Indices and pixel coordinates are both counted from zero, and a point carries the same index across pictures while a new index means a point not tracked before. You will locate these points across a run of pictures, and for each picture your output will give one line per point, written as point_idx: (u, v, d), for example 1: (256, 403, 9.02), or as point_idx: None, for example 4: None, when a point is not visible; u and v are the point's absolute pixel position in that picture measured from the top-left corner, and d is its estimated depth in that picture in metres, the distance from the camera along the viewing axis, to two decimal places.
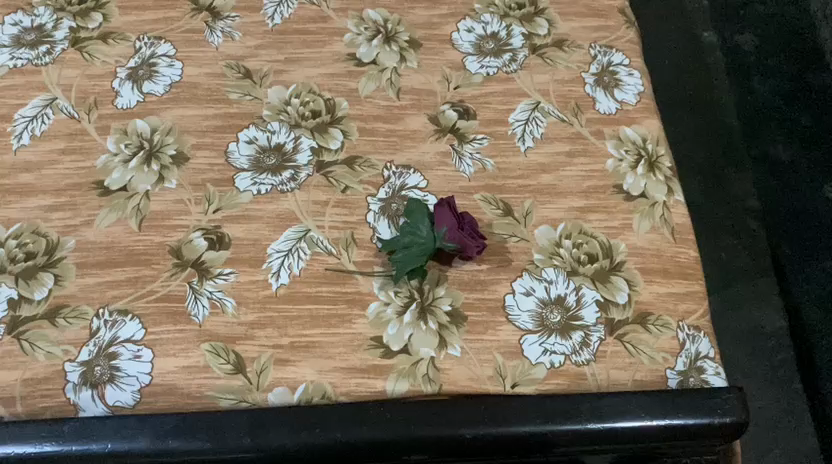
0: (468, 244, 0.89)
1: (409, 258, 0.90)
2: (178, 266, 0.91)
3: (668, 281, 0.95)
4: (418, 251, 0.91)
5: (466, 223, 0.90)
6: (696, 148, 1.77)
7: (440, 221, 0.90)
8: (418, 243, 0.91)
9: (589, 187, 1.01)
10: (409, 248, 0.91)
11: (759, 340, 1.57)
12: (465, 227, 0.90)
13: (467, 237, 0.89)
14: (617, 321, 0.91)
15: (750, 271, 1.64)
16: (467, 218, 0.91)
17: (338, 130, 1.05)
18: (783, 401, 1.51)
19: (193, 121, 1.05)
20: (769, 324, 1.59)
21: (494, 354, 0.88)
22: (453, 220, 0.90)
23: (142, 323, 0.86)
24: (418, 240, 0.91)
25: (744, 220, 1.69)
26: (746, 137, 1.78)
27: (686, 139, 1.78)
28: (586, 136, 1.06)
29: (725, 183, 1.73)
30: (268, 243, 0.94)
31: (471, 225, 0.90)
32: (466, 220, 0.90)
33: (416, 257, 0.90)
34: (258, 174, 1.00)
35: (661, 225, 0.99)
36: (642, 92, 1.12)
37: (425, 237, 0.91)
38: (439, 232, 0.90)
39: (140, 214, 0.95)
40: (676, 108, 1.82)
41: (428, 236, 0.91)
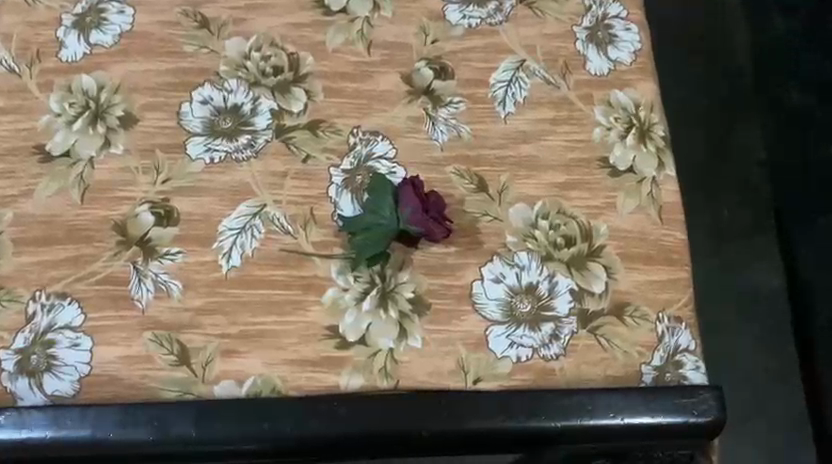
0: (433, 228, 0.83)
1: (370, 243, 0.84)
2: (122, 244, 0.85)
3: (650, 268, 0.88)
4: (380, 234, 0.84)
5: (432, 204, 0.84)
6: (696, 99, 1.65)
7: (403, 200, 0.84)
8: (380, 225, 0.84)
9: (572, 161, 0.93)
10: (369, 231, 0.84)
11: (753, 303, 1.51)
12: (431, 208, 0.83)
13: (432, 220, 0.83)
14: (592, 312, 0.85)
15: (747, 229, 1.56)
16: (433, 198, 0.84)
17: (301, 89, 0.97)
18: (770, 368, 1.47)
19: (143, 78, 0.96)
20: (764, 284, 1.53)
21: (456, 345, 0.82)
22: (418, 199, 0.83)
23: (81, 308, 0.80)
24: (380, 221, 0.84)
25: (742, 178, 1.60)
26: (758, 82, 1.66)
27: (685, 87, 1.66)
28: (573, 102, 0.97)
29: (725, 138, 1.62)
30: (220, 219, 0.87)
31: (437, 206, 0.84)
32: (433, 201, 0.84)
33: (378, 240, 0.84)
34: (212, 140, 0.92)
35: (648, 204, 0.92)
36: (640, 49, 1.02)
37: (388, 219, 0.84)
38: (402, 212, 0.84)
39: (83, 184, 0.88)
40: (677, 53, 1.69)
41: (391, 218, 0.84)
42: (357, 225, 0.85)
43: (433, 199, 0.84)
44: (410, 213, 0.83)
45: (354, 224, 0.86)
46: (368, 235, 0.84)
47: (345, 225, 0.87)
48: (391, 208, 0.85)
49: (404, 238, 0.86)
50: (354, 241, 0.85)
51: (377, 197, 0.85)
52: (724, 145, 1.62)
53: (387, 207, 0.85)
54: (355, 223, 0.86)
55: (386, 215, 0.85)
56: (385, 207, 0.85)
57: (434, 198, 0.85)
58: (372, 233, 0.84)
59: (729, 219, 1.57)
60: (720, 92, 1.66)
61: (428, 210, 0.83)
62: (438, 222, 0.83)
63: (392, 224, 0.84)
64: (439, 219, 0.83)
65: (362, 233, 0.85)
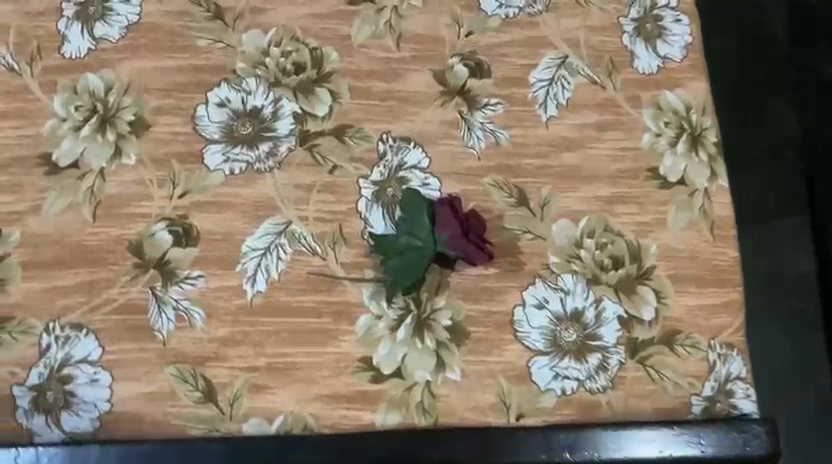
0: (473, 253, 0.77)
1: (405, 269, 0.78)
2: (139, 267, 0.79)
3: (702, 291, 0.83)
4: (416, 259, 0.78)
5: (471, 226, 0.78)
6: (725, 58, 1.23)
7: (442, 223, 0.78)
8: (416, 249, 0.78)
9: (618, 171, 0.86)
10: (404, 256, 0.78)
11: (778, 289, 1.16)
12: (470, 231, 0.78)
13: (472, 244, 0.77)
14: (641, 341, 0.80)
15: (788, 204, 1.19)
16: (473, 220, 0.79)
17: (325, 90, 0.89)
18: (792, 370, 1.14)
19: (154, 77, 0.88)
20: (790, 269, 1.17)
21: (498, 378, 0.78)
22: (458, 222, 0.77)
23: (99, 340, 0.76)
24: (415, 244, 0.78)
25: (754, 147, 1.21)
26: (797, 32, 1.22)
27: (715, 43, 1.23)
28: (620, 104, 0.89)
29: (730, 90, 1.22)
30: (242, 239, 0.81)
31: (477, 228, 0.78)
32: (472, 223, 0.78)
33: (414, 266, 0.78)
34: (230, 147, 0.85)
35: (700, 220, 0.86)
36: (693, 43, 0.93)
37: (424, 242, 0.78)
38: (440, 236, 0.77)
39: (94, 199, 0.82)
40: None
41: (426, 241, 0.78)
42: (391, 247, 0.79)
43: (472, 221, 0.78)
44: (449, 236, 0.77)
45: (386, 245, 0.79)
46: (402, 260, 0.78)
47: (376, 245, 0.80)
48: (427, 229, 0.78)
49: (440, 259, 0.80)
50: (388, 264, 0.79)
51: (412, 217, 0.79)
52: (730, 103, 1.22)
53: (422, 229, 0.78)
54: (388, 244, 0.79)
55: (422, 238, 0.78)
56: (421, 229, 0.78)
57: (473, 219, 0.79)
58: (407, 258, 0.78)
59: (744, 202, 1.19)
60: (748, 49, 1.23)
61: (467, 233, 0.77)
62: (478, 246, 0.77)
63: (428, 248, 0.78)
64: (480, 243, 0.77)
65: (396, 257, 0.78)
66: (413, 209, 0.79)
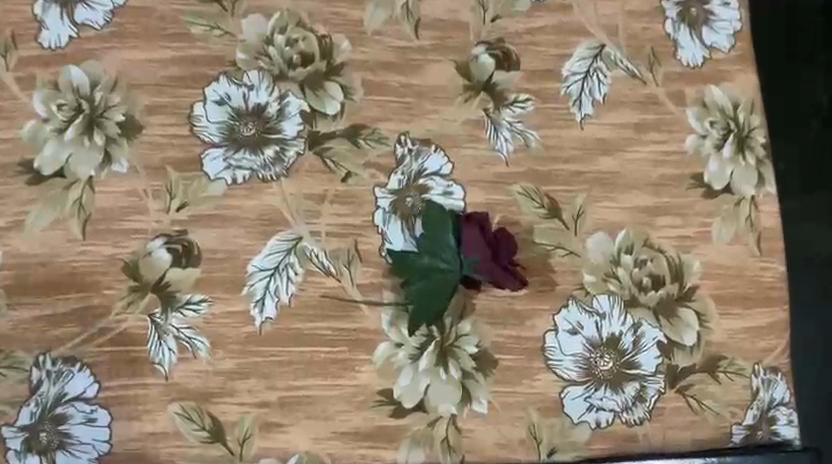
0: (503, 278, 0.70)
1: (430, 295, 0.71)
2: (136, 292, 0.72)
3: (747, 313, 0.77)
4: (441, 284, 0.71)
5: (501, 248, 0.71)
6: None
7: (469, 244, 0.70)
8: (442, 272, 0.71)
9: (659, 179, 0.79)
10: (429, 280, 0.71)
11: None
12: (499, 254, 0.70)
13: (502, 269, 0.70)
14: (681, 369, 0.74)
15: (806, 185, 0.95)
16: (503, 239, 0.71)
17: (336, 85, 0.80)
18: None
19: (145, 71, 0.78)
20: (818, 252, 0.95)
21: (528, 410, 0.72)
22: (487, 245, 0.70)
23: (94, 375, 0.69)
24: (440, 267, 0.71)
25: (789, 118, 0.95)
26: None
27: None
28: (662, 102, 0.81)
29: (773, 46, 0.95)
30: (248, 258, 0.74)
31: (507, 250, 0.71)
32: (502, 244, 0.71)
33: (440, 292, 0.71)
34: (232, 152, 0.77)
35: (746, 232, 0.79)
36: (741, 30, 0.84)
37: (449, 265, 0.70)
38: (467, 259, 0.70)
39: (83, 214, 0.74)
40: None
41: (452, 264, 0.70)
42: (414, 270, 0.71)
43: (502, 241, 0.71)
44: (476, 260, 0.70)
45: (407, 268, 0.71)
46: (427, 286, 0.71)
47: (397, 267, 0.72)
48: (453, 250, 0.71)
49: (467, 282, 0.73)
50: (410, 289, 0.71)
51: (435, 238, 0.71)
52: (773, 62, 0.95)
53: (447, 250, 0.71)
54: (410, 267, 0.71)
55: (447, 260, 0.71)
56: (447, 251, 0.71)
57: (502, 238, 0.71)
58: (431, 282, 0.71)
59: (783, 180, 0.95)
60: None
61: (497, 256, 0.70)
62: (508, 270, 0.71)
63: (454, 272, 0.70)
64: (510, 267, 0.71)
65: (420, 282, 0.71)
66: (437, 227, 0.72)
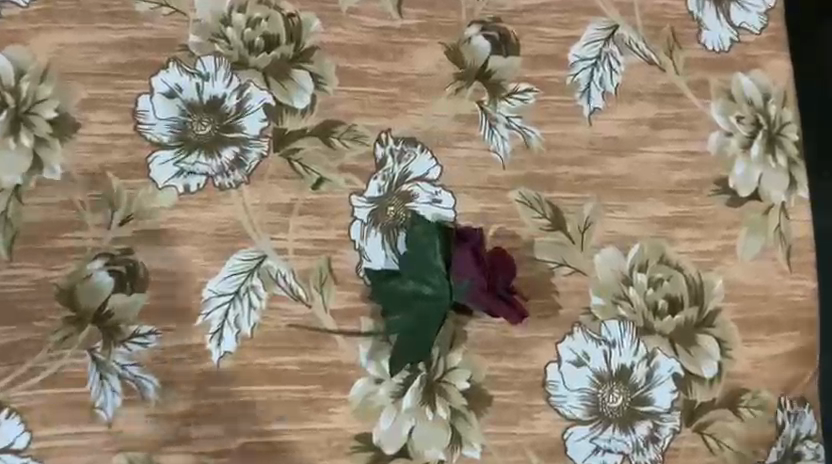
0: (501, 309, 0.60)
1: (415, 326, 0.61)
2: (72, 322, 0.62)
3: (774, 338, 0.68)
4: (428, 313, 0.61)
5: (497, 273, 0.61)
6: None
7: (460, 268, 0.60)
8: (428, 300, 0.61)
9: (678, 184, 0.69)
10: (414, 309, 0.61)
11: None
12: (495, 280, 0.61)
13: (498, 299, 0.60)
14: (699, 405, 0.65)
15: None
16: (499, 263, 0.61)
17: (305, 73, 0.68)
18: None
19: (81, 56, 0.66)
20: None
21: (526, 453, 0.64)
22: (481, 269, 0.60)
23: (25, 422, 0.60)
24: (425, 293, 0.61)
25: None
26: None
27: None
28: (683, 93, 0.70)
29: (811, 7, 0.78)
30: (204, 281, 0.63)
31: (504, 276, 0.61)
32: (498, 268, 0.61)
33: (426, 323, 0.61)
34: (184, 155, 0.66)
35: (775, 245, 0.69)
36: (774, 7, 0.73)
37: (436, 291, 0.60)
38: (457, 285, 0.60)
39: (10, 232, 0.62)
40: None
41: (440, 289, 0.60)
42: (397, 297, 0.62)
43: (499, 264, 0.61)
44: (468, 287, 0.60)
45: (391, 295, 0.62)
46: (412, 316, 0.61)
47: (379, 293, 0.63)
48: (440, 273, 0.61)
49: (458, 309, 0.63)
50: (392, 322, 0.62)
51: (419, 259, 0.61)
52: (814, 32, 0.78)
53: (434, 274, 0.61)
54: (393, 293, 0.62)
55: (434, 285, 0.60)
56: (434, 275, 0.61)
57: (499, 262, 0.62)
58: (416, 311, 0.61)
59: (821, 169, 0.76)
60: None
61: (492, 283, 0.60)
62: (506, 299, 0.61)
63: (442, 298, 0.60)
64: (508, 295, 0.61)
65: (405, 311, 0.61)
66: (424, 246, 0.62)
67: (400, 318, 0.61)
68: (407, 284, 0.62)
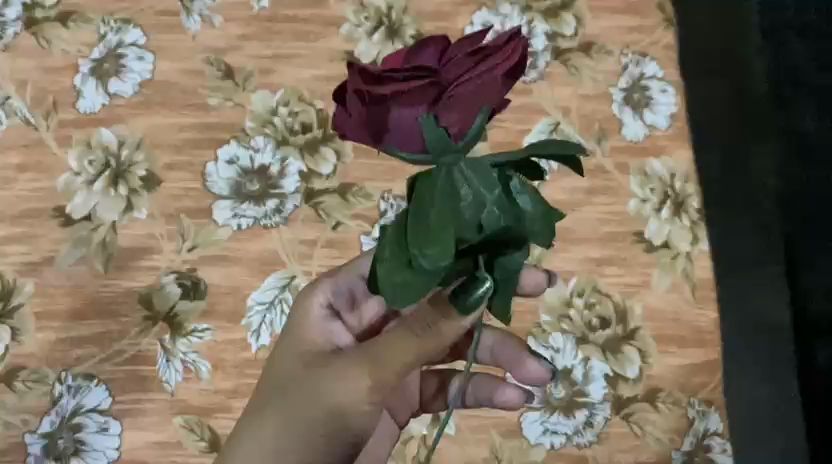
0: (408, 140, 0.39)
1: (479, 260, 0.44)
2: (149, 320, 0.83)
3: (683, 351, 0.87)
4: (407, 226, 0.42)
5: (482, 96, 0.39)
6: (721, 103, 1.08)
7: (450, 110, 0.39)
8: (460, 218, 0.41)
9: (606, 234, 0.92)
10: (492, 263, 0.46)
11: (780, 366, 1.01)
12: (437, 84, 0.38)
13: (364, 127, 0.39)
14: (626, 398, 0.86)
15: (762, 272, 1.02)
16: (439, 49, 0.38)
17: (330, 149, 0.92)
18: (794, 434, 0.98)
19: (166, 133, 0.91)
20: None
21: (490, 432, 0.83)
22: (501, 67, 0.39)
23: (109, 390, 0.81)
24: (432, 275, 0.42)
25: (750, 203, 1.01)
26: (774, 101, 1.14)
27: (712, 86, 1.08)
28: (609, 170, 0.94)
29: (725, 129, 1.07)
30: (248, 292, 0.85)
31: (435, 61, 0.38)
32: (421, 57, 0.38)
33: (472, 164, 0.41)
34: (238, 203, 0.89)
35: (682, 282, 0.90)
36: (677, 113, 0.98)
37: (479, 190, 0.41)
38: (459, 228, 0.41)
39: (106, 252, 0.86)
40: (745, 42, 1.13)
41: (511, 210, 0.42)
42: (412, 288, 0.42)
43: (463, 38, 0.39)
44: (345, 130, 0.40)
45: (390, 239, 0.43)
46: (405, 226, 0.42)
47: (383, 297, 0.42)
48: (541, 200, 0.44)
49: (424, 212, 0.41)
50: (396, 249, 0.42)
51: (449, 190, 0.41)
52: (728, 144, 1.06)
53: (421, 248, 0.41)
54: (412, 289, 0.42)
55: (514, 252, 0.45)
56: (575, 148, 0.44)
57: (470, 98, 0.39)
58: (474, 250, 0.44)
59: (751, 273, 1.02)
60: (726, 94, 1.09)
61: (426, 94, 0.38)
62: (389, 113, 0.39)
63: (497, 201, 0.41)
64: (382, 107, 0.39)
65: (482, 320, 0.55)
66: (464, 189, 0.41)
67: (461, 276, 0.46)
68: (435, 215, 0.41)
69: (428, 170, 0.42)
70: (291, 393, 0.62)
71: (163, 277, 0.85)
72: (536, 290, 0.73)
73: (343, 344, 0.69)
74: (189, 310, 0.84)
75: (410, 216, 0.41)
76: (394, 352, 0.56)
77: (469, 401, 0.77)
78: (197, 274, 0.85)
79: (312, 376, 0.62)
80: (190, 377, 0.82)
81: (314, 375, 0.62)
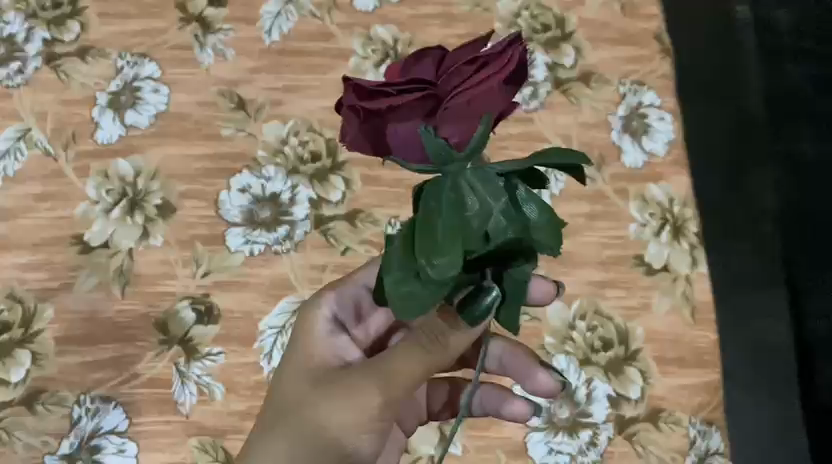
0: (410, 145, 0.43)
1: (486, 272, 0.48)
2: (164, 344, 0.86)
3: (684, 372, 0.90)
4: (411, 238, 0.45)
5: (481, 102, 0.42)
6: (710, 132, 1.10)
7: (446, 120, 0.43)
8: (466, 230, 0.43)
9: (607, 258, 0.94)
10: (500, 274, 0.49)
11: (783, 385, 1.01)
12: (434, 90, 0.42)
13: (367, 138, 0.44)
14: (628, 418, 0.88)
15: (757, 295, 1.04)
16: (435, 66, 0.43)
17: (339, 177, 0.95)
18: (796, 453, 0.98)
19: (181, 162, 0.95)
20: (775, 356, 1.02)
21: (496, 452, 0.85)
22: (499, 74, 0.42)
23: (126, 412, 0.83)
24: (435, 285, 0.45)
25: (740, 229, 1.06)
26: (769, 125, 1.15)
27: (701, 116, 1.10)
28: (609, 196, 0.97)
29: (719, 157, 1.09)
30: (260, 317, 0.88)
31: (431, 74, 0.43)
32: (418, 71, 0.42)
33: (477, 174, 0.44)
34: (251, 230, 0.92)
35: (682, 305, 0.93)
36: (675, 140, 1.01)
37: (485, 201, 0.44)
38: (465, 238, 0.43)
39: (123, 278, 0.88)
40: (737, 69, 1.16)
41: (518, 219, 0.45)
42: (416, 299, 0.45)
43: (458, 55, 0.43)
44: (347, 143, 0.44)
45: (396, 252, 0.45)
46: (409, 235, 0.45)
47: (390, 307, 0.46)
48: (552, 212, 0.45)
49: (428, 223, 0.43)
50: (401, 261, 0.45)
51: (451, 201, 0.44)
52: (720, 173, 1.08)
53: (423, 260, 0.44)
54: (417, 300, 0.45)
55: (521, 262, 0.48)
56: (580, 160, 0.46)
57: (465, 109, 0.43)
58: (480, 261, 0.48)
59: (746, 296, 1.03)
60: (718, 122, 1.11)
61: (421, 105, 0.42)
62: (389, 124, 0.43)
63: (503, 209, 0.44)
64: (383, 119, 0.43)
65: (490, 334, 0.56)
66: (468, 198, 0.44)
67: (468, 287, 0.49)
68: (440, 227, 0.43)
69: (434, 179, 0.45)
70: (299, 410, 0.64)
71: (178, 302, 0.88)
72: (543, 302, 0.74)
73: (351, 360, 0.70)
74: (204, 334, 0.87)
75: (416, 226, 0.44)
76: (401, 373, 0.59)
77: (476, 411, 0.80)
78: (210, 299, 0.88)
79: (319, 394, 0.64)
80: (204, 399, 0.84)
81: (320, 394, 0.64)
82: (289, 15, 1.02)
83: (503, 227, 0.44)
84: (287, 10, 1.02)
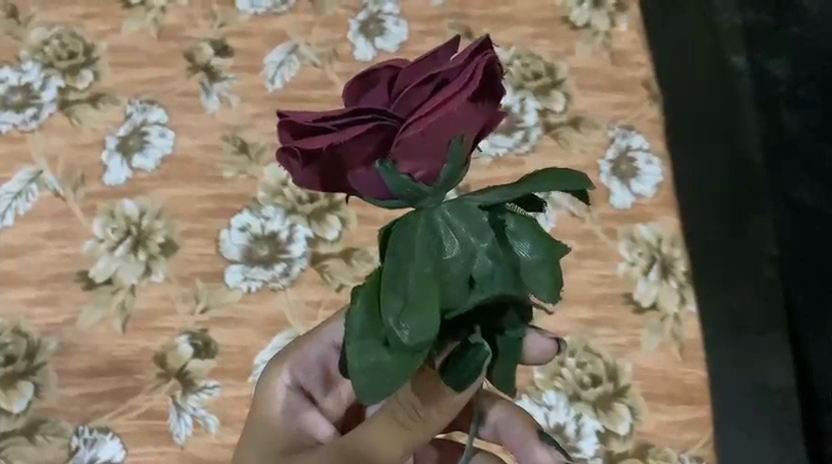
0: (372, 182, 0.39)
1: (476, 327, 0.46)
2: (162, 377, 0.88)
3: (673, 408, 0.91)
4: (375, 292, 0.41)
5: (443, 132, 0.37)
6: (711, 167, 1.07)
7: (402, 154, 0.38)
8: (444, 275, 0.40)
9: (596, 295, 0.96)
10: (493, 334, 0.47)
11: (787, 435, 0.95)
12: (388, 117, 0.38)
13: (315, 172, 0.39)
14: (616, 453, 0.89)
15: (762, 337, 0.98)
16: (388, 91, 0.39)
17: (335, 216, 0.98)
18: None
19: (184, 202, 0.98)
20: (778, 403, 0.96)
21: None
22: (463, 92, 0.37)
23: (123, 443, 0.85)
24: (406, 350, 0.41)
25: (741, 267, 1.01)
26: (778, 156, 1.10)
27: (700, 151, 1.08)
28: (598, 236, 1.00)
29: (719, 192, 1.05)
30: (256, 352, 0.90)
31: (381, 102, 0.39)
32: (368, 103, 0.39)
33: (456, 209, 0.41)
34: (249, 268, 0.95)
35: (670, 342, 0.94)
36: (663, 181, 1.04)
37: (466, 241, 0.40)
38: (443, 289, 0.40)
39: (125, 313, 0.92)
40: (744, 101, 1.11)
41: (505, 261, 0.41)
42: (386, 367, 0.41)
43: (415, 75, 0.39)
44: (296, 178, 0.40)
45: (360, 310, 0.42)
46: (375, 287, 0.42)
47: (353, 378, 0.42)
48: (542, 245, 0.42)
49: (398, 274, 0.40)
50: (366, 319, 0.41)
51: (422, 244, 0.40)
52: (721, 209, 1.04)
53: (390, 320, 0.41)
54: (386, 368, 0.41)
55: (514, 318, 0.46)
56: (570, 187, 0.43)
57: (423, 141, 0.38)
58: (463, 316, 0.45)
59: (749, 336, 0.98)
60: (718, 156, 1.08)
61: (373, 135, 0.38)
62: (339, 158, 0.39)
63: (489, 250, 0.40)
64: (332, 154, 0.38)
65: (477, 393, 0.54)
66: (445, 242, 0.40)
67: (456, 340, 0.46)
68: (412, 279, 0.40)
69: (404, 216, 0.41)
70: None
71: (177, 337, 0.91)
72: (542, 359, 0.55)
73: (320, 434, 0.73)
74: (202, 368, 0.89)
75: (386, 274, 0.40)
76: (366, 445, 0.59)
77: None
78: (209, 333, 0.91)
79: None
80: (200, 431, 0.86)
81: None
82: (291, 64, 1.07)
83: (491, 271, 0.40)
84: (289, 59, 1.07)
